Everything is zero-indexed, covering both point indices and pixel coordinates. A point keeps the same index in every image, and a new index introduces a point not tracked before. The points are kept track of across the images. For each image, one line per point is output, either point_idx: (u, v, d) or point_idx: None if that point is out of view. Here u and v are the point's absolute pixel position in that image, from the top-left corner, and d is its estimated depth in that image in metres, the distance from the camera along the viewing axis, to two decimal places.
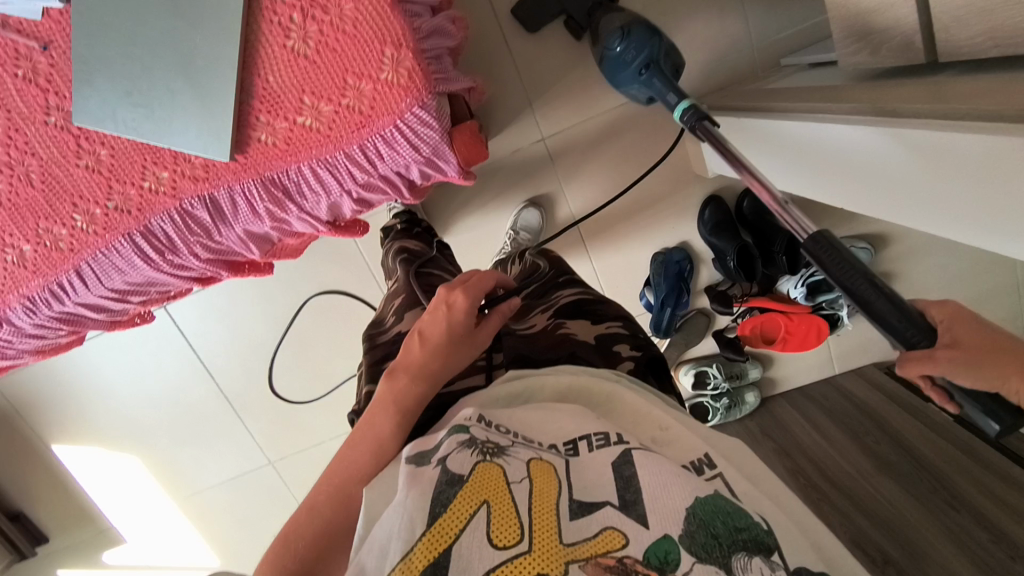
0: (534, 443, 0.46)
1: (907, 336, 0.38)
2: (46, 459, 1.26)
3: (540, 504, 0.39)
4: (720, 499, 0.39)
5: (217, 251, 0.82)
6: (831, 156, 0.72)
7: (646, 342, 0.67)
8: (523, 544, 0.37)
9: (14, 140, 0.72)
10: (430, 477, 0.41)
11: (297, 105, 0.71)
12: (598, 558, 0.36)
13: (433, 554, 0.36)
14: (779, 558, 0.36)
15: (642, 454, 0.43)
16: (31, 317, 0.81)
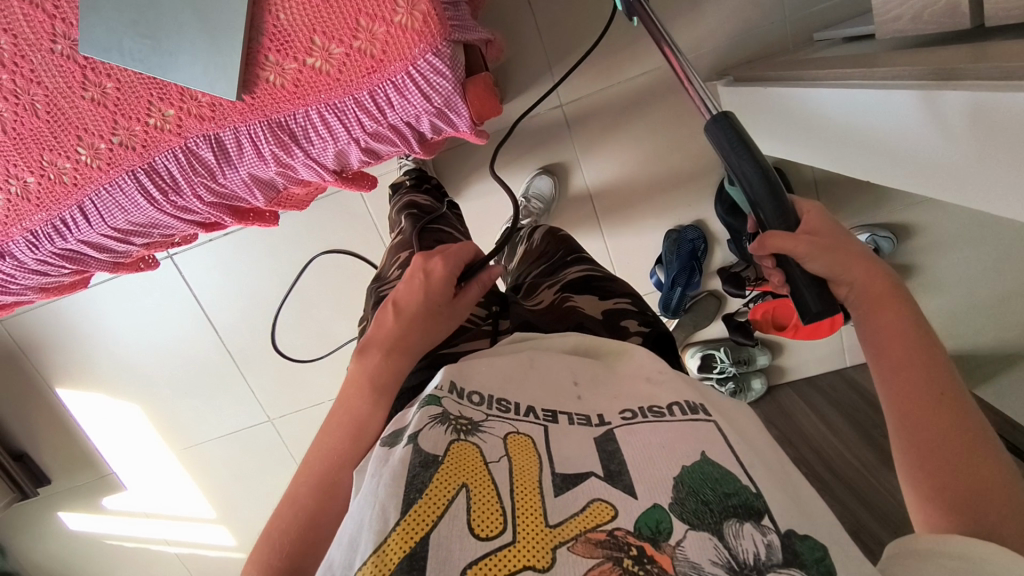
0: (509, 411, 0.43)
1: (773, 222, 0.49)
2: (51, 401, 1.27)
3: (522, 481, 0.37)
4: (707, 466, 0.37)
5: (221, 195, 0.81)
6: (868, 123, 0.68)
7: (654, 319, 0.65)
8: (506, 533, 0.33)
9: (19, 67, 0.70)
10: (399, 459, 0.37)
11: (308, 45, 0.69)
12: (588, 534, 0.33)
13: (408, 545, 0.32)
14: (770, 521, 0.34)
15: (623, 432, 0.41)
16: (33, 252, 0.81)
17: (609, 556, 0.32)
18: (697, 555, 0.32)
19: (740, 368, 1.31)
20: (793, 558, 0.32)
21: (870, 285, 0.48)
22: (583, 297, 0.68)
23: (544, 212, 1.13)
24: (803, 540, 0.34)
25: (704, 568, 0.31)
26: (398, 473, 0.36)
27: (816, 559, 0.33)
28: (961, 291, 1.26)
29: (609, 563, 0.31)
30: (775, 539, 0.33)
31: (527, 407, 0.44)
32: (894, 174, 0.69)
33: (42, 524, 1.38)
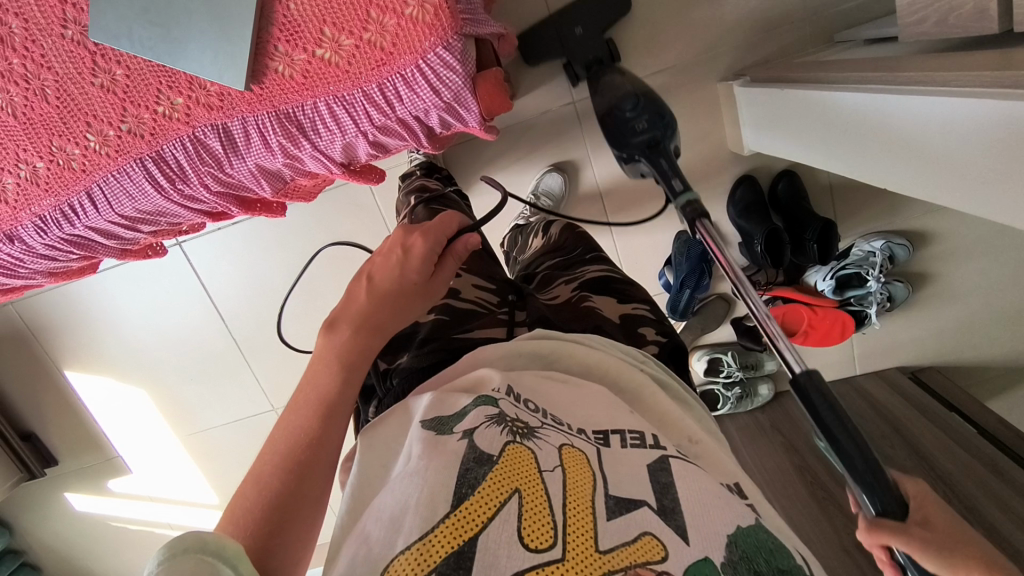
0: (564, 426, 0.42)
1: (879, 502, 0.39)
2: (60, 384, 1.29)
3: (575, 499, 0.35)
4: (761, 533, 0.36)
5: (229, 185, 0.81)
6: (889, 129, 0.66)
7: (671, 330, 0.65)
8: (555, 549, 0.32)
9: (30, 52, 0.70)
10: (453, 449, 0.37)
11: (318, 36, 0.68)
12: (637, 568, 0.31)
13: (456, 542, 0.32)
14: None
15: (680, 465, 0.39)
16: (41, 237, 0.81)
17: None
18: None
19: (747, 374, 1.29)
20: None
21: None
22: (601, 296, 0.67)
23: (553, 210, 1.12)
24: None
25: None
26: (451, 462, 0.36)
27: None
28: (979, 302, 1.23)
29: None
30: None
31: (579, 428, 0.42)
32: (914, 184, 0.67)
33: (49, 504, 1.40)
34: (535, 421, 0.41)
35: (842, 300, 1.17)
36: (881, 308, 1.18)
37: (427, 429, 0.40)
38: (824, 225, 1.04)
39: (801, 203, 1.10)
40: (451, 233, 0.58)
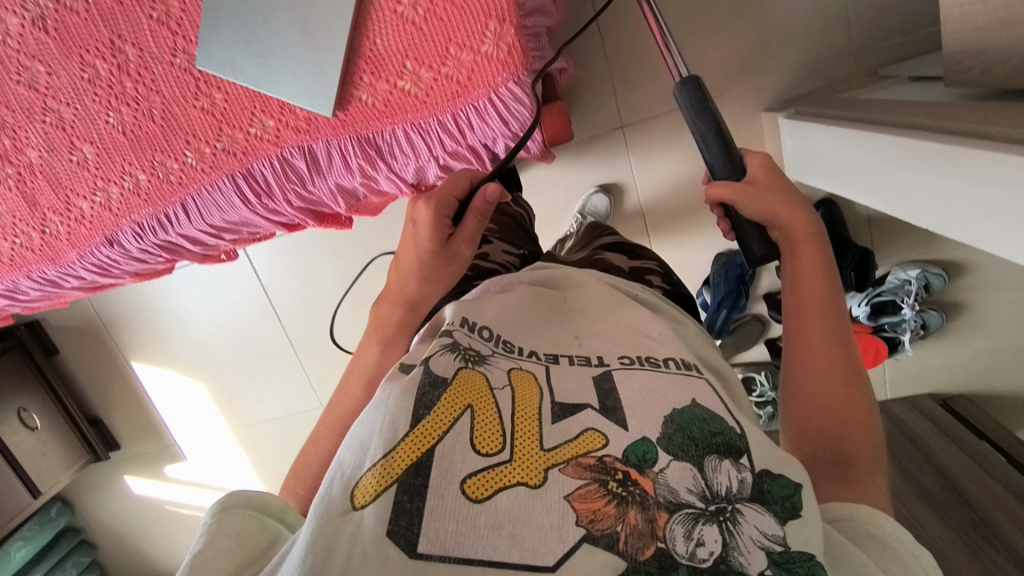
0: (514, 353, 0.47)
1: (718, 168, 0.62)
2: (127, 374, 1.39)
3: (523, 411, 0.40)
4: (695, 408, 0.42)
5: (308, 201, 0.88)
6: (926, 169, 0.70)
7: (675, 282, 0.77)
8: (505, 452, 0.38)
9: (142, 77, 0.78)
10: (412, 377, 0.42)
11: (399, 68, 0.75)
12: (578, 459, 0.38)
13: (415, 455, 0.37)
14: (748, 461, 0.39)
15: (621, 373, 0.46)
16: (138, 241, 0.89)
17: (595, 478, 0.37)
18: (676, 482, 0.37)
19: None
20: (758, 495, 0.38)
21: (792, 223, 0.59)
22: (614, 255, 0.80)
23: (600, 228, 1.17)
24: (776, 481, 0.39)
25: (679, 494, 0.36)
26: (409, 389, 0.40)
27: (784, 495, 0.39)
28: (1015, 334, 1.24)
29: (595, 485, 0.36)
30: (748, 477, 0.38)
31: (529, 350, 0.48)
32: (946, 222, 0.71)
33: (107, 485, 1.50)
34: (488, 350, 0.46)
35: (876, 325, 1.21)
36: (915, 335, 1.20)
37: (398, 370, 0.46)
38: (860, 253, 1.07)
39: (838, 232, 1.12)
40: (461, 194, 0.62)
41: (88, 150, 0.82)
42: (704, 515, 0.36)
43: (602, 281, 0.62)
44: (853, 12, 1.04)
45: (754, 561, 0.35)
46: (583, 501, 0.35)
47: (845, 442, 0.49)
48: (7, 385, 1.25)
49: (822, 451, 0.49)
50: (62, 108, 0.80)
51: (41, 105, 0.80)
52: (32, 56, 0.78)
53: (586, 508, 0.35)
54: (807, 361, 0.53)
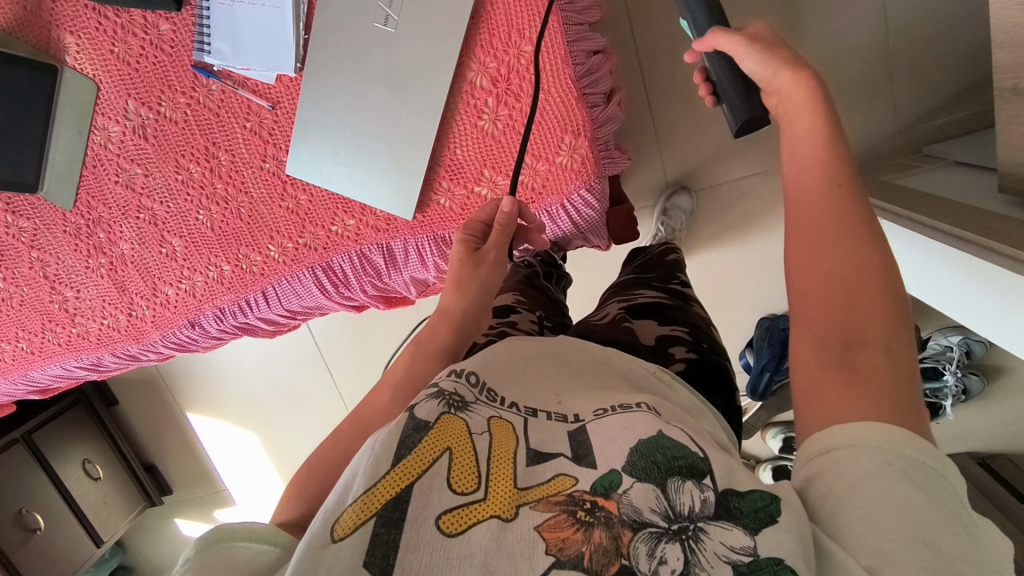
0: (496, 401, 0.45)
1: (697, 23, 0.63)
2: (182, 423, 1.44)
3: (499, 454, 0.39)
4: (661, 438, 0.40)
5: (382, 289, 0.92)
6: (987, 283, 0.73)
7: (707, 350, 0.70)
8: (479, 491, 0.36)
9: (232, 179, 0.83)
10: (396, 421, 0.39)
11: (478, 176, 0.79)
12: (550, 497, 0.37)
13: (395, 490, 0.35)
14: (711, 481, 0.38)
15: (594, 424, 0.43)
16: (218, 323, 0.94)
17: (565, 509, 0.36)
18: (640, 501, 0.36)
19: None
20: (724, 511, 0.37)
21: (793, 96, 0.53)
22: (643, 321, 0.75)
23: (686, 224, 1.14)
24: (744, 495, 0.37)
25: (643, 514, 0.36)
26: (393, 430, 0.38)
27: (756, 506, 0.37)
28: None
29: (564, 515, 0.35)
30: (711, 495, 0.37)
31: (511, 400, 0.45)
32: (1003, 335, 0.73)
33: (161, 526, 1.55)
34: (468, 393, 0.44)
35: None
36: (957, 400, 1.22)
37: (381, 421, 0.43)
38: None
39: None
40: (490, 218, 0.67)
41: (177, 243, 0.87)
42: (667, 534, 0.35)
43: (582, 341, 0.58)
44: (898, 92, 1.05)
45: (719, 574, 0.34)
46: (553, 531, 0.34)
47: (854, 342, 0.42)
48: (71, 436, 1.30)
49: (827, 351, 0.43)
50: (156, 206, 0.86)
51: (136, 204, 0.86)
52: (131, 160, 0.84)
53: (555, 537, 0.34)
54: (809, 258, 0.47)
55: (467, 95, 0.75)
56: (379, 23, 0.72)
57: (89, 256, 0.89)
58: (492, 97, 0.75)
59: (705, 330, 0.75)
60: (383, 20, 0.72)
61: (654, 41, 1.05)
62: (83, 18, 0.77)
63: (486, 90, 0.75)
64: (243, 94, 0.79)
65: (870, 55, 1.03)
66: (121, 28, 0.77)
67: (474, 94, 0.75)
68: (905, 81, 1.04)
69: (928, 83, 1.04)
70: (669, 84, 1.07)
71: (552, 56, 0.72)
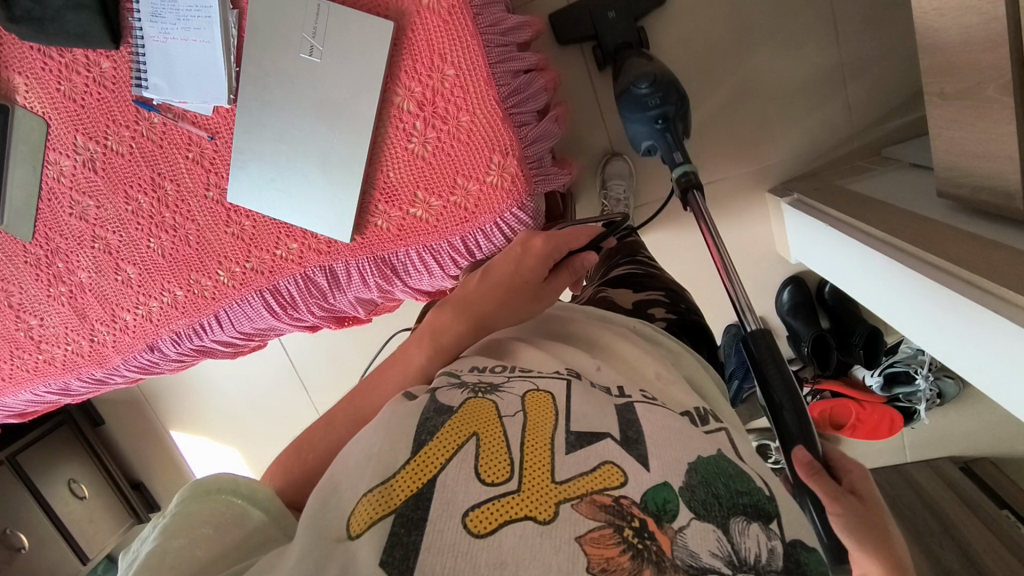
0: (531, 372, 0.43)
1: (792, 438, 0.51)
2: (166, 441, 1.47)
3: (534, 439, 0.37)
4: (721, 461, 0.38)
5: (330, 309, 0.94)
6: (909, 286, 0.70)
7: (684, 312, 0.70)
8: (512, 482, 0.34)
9: (179, 208, 0.85)
10: (417, 405, 0.40)
11: (412, 198, 0.80)
12: (594, 496, 0.34)
13: (414, 486, 0.34)
14: (776, 527, 0.36)
15: (643, 408, 0.41)
16: (175, 347, 0.96)
17: (611, 521, 0.33)
18: (697, 544, 0.33)
19: None
20: (792, 566, 0.34)
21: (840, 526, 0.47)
22: (618, 291, 0.75)
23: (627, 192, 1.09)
24: (811, 553, 0.36)
25: (701, 558, 0.33)
26: (412, 414, 0.38)
27: (819, 569, 0.36)
28: None
29: (610, 529, 0.32)
30: (779, 545, 0.35)
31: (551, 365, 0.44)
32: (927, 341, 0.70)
33: None
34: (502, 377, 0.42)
35: (890, 396, 1.17)
36: (931, 404, 1.18)
37: (402, 397, 0.43)
38: (870, 331, 1.09)
39: (847, 308, 1.14)
40: (575, 245, 0.59)
41: (132, 271, 0.90)
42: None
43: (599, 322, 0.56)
44: (852, 96, 1.04)
45: None
46: (595, 546, 0.32)
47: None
48: (58, 455, 1.35)
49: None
50: (109, 236, 0.88)
51: (91, 234, 0.88)
52: (83, 193, 0.86)
53: (598, 555, 0.31)
54: None
55: (396, 119, 0.77)
56: (304, 54, 0.74)
57: (51, 285, 0.92)
58: (420, 120, 0.76)
59: (676, 290, 0.76)
60: (308, 50, 0.74)
61: None
62: (30, 59, 0.80)
63: (414, 114, 0.76)
64: (183, 126, 0.81)
65: (823, 59, 1.02)
66: (65, 67, 0.80)
67: (402, 118, 0.76)
68: (859, 85, 1.03)
69: (881, 85, 1.03)
70: None
71: (473, 78, 0.73)
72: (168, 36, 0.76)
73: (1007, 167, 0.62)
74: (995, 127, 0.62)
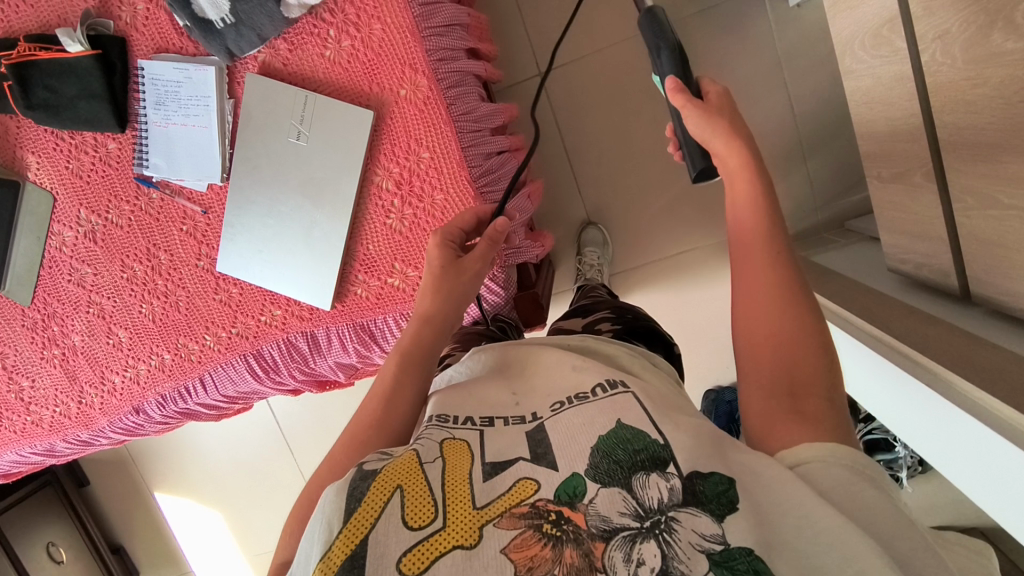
0: (449, 421, 0.48)
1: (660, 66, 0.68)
2: (149, 504, 1.47)
3: (453, 478, 0.42)
4: (620, 430, 0.44)
5: (311, 373, 0.97)
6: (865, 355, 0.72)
7: (631, 321, 0.74)
8: (438, 520, 0.39)
9: (171, 276, 0.90)
10: (344, 477, 0.43)
11: (389, 268, 0.84)
12: (512, 509, 0.40)
13: (350, 548, 0.38)
14: (675, 468, 0.41)
15: (551, 423, 0.47)
16: (161, 409, 0.99)
17: (530, 524, 0.39)
18: (607, 509, 0.39)
19: None
20: (692, 496, 0.39)
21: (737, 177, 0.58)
22: (571, 320, 0.80)
23: (603, 258, 1.13)
24: (707, 479, 0.40)
25: (612, 520, 0.39)
26: (340, 487, 0.41)
27: (717, 491, 0.39)
28: None
29: (530, 531, 0.38)
30: (677, 481, 0.40)
31: (466, 416, 0.49)
32: (887, 409, 0.72)
33: None
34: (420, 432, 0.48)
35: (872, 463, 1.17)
36: (913, 471, 1.16)
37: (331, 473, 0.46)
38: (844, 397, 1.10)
39: None
40: (469, 226, 0.70)
41: (124, 335, 0.93)
42: (640, 534, 0.38)
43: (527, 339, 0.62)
44: (813, 170, 1.10)
45: (695, 566, 0.36)
46: (519, 550, 0.37)
47: (806, 382, 0.47)
48: (41, 517, 1.35)
49: (777, 386, 0.47)
50: (104, 301, 0.93)
51: (87, 300, 0.93)
52: (82, 261, 0.92)
53: (522, 556, 0.37)
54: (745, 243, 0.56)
55: (375, 196, 0.82)
56: (292, 138, 0.81)
57: (45, 348, 0.96)
58: (397, 199, 0.82)
59: (620, 304, 0.81)
60: (296, 135, 0.81)
61: (578, 134, 1.13)
62: (43, 141, 0.87)
63: (391, 193, 0.82)
64: (179, 201, 0.87)
65: (783, 137, 1.09)
66: (75, 148, 0.87)
67: (381, 196, 0.82)
68: (819, 161, 1.10)
69: (840, 161, 1.09)
70: (594, 170, 1.15)
71: (446, 161, 0.79)
72: (170, 121, 0.84)
73: (940, 247, 0.67)
74: (925, 210, 0.67)
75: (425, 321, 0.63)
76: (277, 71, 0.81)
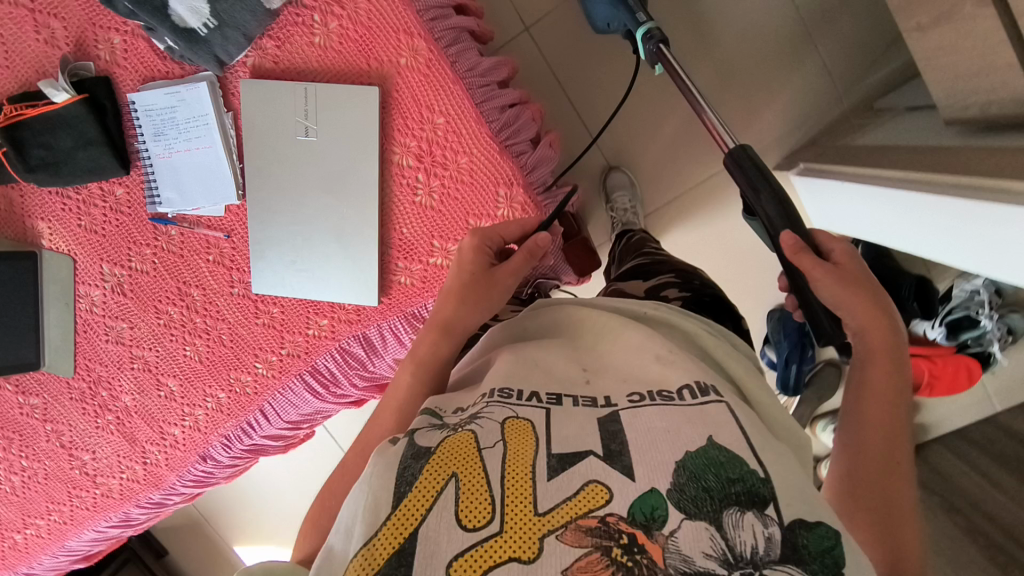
0: (511, 397, 0.44)
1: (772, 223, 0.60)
2: (231, 559, 1.43)
3: (512, 468, 0.38)
4: (711, 450, 0.38)
5: (371, 378, 0.94)
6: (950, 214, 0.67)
7: (701, 288, 0.69)
8: (493, 524, 0.36)
9: (208, 311, 0.86)
10: (398, 449, 0.41)
11: (429, 248, 0.80)
12: (578, 524, 0.35)
13: (397, 541, 0.35)
14: (773, 511, 0.36)
15: (629, 415, 0.42)
16: (227, 451, 0.95)
17: (598, 546, 0.34)
18: (690, 547, 0.34)
19: None
20: (791, 552, 0.34)
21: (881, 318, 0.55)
22: (630, 283, 0.75)
23: (633, 202, 1.09)
24: (812, 531, 0.36)
25: (694, 561, 0.33)
26: (392, 464, 0.40)
27: (822, 549, 0.35)
28: None
29: (597, 556, 0.33)
30: (775, 532, 0.35)
31: (530, 393, 0.45)
32: (987, 265, 0.67)
33: None
34: (480, 407, 0.44)
35: (958, 343, 1.12)
36: (1004, 342, 1.11)
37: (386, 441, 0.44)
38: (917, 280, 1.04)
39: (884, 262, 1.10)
40: (512, 236, 0.65)
41: (173, 383, 0.90)
42: None
43: (591, 304, 0.59)
44: (827, 57, 1.06)
45: None
46: None
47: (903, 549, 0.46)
48: None
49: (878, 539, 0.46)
50: (146, 353, 0.89)
51: (129, 356, 0.90)
52: (116, 317, 0.88)
53: None
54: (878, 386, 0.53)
55: (398, 176, 0.78)
56: (300, 134, 0.77)
57: (98, 416, 0.93)
58: (421, 173, 0.78)
59: (686, 268, 0.76)
60: (304, 131, 0.77)
61: (579, 80, 1.09)
62: (50, 204, 0.85)
63: (414, 168, 0.78)
64: (198, 232, 0.84)
65: (789, 30, 1.05)
66: (83, 203, 0.84)
67: (404, 174, 0.78)
68: (832, 45, 1.05)
69: (854, 40, 1.04)
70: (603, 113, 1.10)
71: (462, 122, 0.75)
72: (173, 150, 0.81)
73: (1009, 74, 0.62)
74: (982, 41, 0.62)
75: (445, 334, 0.59)
76: (269, 71, 0.77)
